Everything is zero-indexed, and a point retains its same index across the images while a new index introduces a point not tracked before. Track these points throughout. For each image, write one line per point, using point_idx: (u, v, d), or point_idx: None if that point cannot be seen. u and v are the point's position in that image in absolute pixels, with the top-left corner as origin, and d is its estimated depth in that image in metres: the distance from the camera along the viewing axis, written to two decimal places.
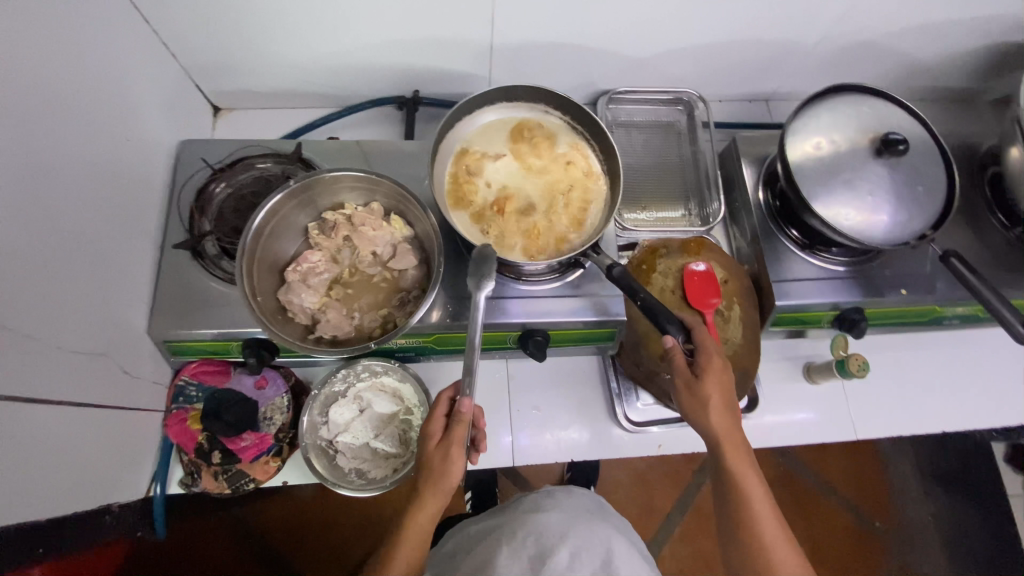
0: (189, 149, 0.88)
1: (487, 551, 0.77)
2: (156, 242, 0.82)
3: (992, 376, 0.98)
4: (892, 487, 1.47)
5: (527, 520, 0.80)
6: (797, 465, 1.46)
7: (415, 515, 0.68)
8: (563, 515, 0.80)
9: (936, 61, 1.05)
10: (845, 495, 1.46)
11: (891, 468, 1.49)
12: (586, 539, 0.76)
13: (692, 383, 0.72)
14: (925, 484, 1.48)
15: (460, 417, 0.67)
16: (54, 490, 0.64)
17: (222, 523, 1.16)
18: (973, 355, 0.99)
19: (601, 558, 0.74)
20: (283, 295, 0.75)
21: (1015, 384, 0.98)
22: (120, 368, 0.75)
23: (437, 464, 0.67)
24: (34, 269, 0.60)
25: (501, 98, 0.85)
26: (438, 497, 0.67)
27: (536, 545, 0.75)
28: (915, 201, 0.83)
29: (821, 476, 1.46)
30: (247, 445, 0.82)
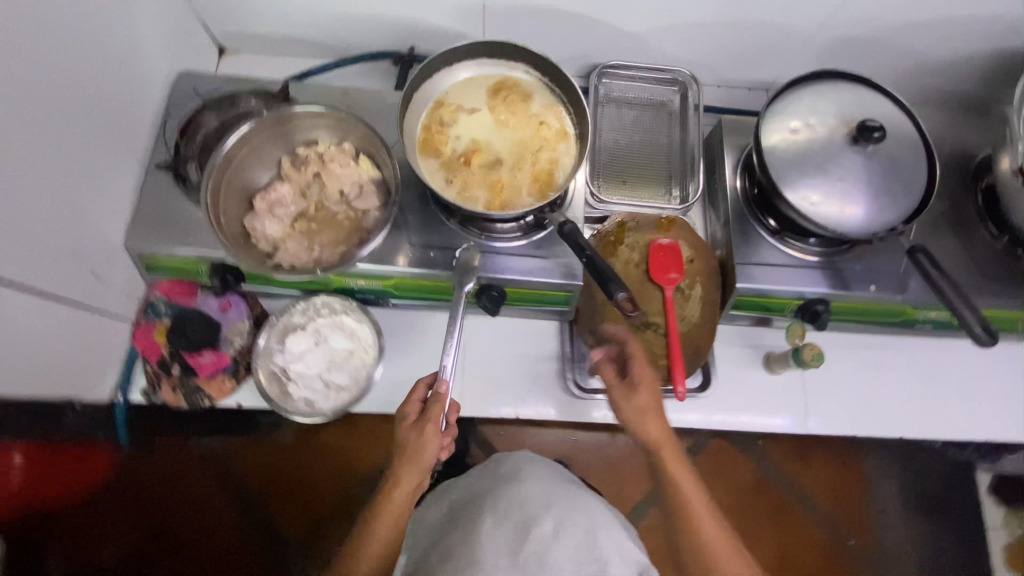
0: (183, 79, 0.92)
1: (476, 520, 0.78)
2: (141, 162, 0.86)
3: (956, 386, 0.96)
4: (871, 506, 1.38)
5: (511, 487, 0.82)
6: (773, 471, 1.38)
7: (391, 495, 0.74)
8: (545, 487, 0.82)
9: (945, 61, 1.01)
10: (820, 508, 1.37)
11: (876, 493, 1.38)
12: (568, 513, 0.78)
13: (631, 395, 0.79)
14: (908, 508, 1.38)
15: (439, 397, 0.76)
16: (9, 369, 0.69)
17: (195, 461, 1.27)
18: (940, 364, 0.97)
19: (581, 530, 0.76)
20: (248, 221, 0.79)
21: (978, 399, 0.96)
22: (92, 273, 0.79)
23: (413, 443, 0.74)
24: (20, 160, 0.65)
25: (481, 53, 0.86)
26: (411, 474, 0.74)
27: (522, 515, 0.76)
28: (888, 193, 0.81)
29: (796, 484, 1.37)
30: (206, 362, 0.87)
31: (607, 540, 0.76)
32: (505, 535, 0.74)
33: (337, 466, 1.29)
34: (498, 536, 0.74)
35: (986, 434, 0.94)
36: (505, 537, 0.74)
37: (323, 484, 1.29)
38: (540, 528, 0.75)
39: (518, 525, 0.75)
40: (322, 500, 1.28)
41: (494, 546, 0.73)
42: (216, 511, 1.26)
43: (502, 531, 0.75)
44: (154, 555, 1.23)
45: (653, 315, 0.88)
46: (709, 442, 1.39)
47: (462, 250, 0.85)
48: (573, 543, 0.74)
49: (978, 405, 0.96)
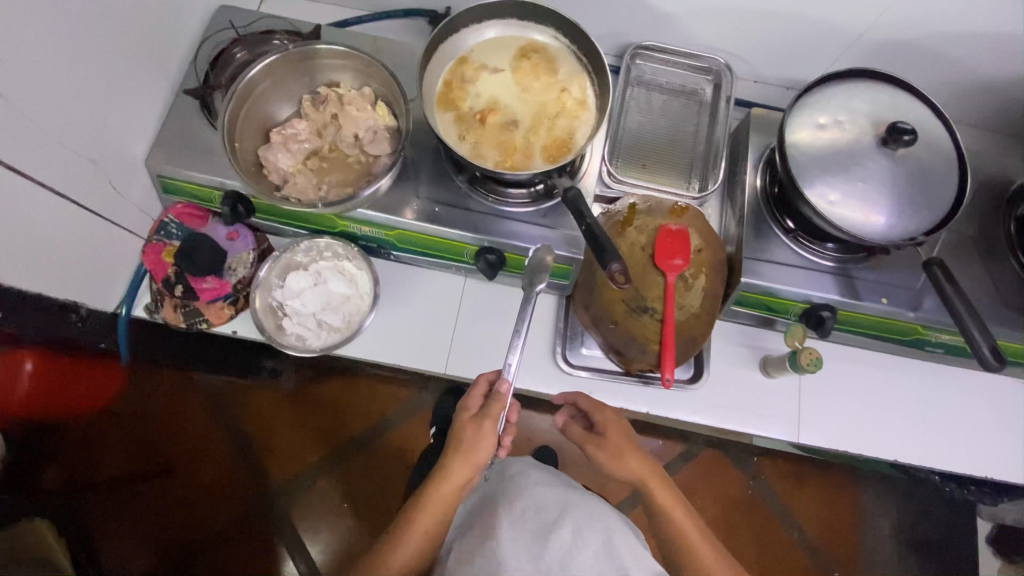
0: (221, 12, 0.95)
1: (491, 523, 0.76)
2: (171, 86, 0.89)
3: (961, 417, 0.92)
4: (862, 541, 1.34)
5: (523, 495, 0.81)
6: (765, 491, 1.34)
7: (440, 484, 0.75)
8: (557, 494, 0.81)
9: (995, 80, 0.96)
10: (808, 536, 1.33)
11: (867, 526, 1.34)
12: (584, 520, 0.75)
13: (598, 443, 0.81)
14: (899, 547, 1.34)
15: (500, 396, 0.79)
16: (20, 262, 0.72)
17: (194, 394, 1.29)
18: (948, 392, 0.94)
19: (599, 536, 0.73)
20: (262, 151, 0.81)
21: (981, 433, 0.92)
22: (111, 184, 0.82)
23: (470, 435, 0.77)
24: (55, 62, 0.67)
25: (512, 15, 0.86)
26: (463, 464, 0.75)
27: (538, 521, 0.74)
28: (912, 201, 0.78)
29: (787, 508, 1.34)
30: (208, 288, 0.89)
31: (627, 548, 0.72)
32: (525, 539, 0.71)
33: (328, 428, 1.34)
34: (516, 537, 0.71)
35: (984, 470, 0.90)
36: (523, 540, 0.71)
37: (310, 444, 1.33)
38: (557, 534, 0.71)
39: (539, 527, 0.72)
40: (307, 455, 1.33)
41: (513, 547, 0.70)
42: (209, 443, 1.30)
43: (517, 532, 0.72)
44: (148, 475, 1.27)
45: (650, 298, 0.87)
46: (701, 449, 1.36)
47: (541, 246, 0.82)
48: (592, 547, 0.70)
49: (981, 438, 0.92)
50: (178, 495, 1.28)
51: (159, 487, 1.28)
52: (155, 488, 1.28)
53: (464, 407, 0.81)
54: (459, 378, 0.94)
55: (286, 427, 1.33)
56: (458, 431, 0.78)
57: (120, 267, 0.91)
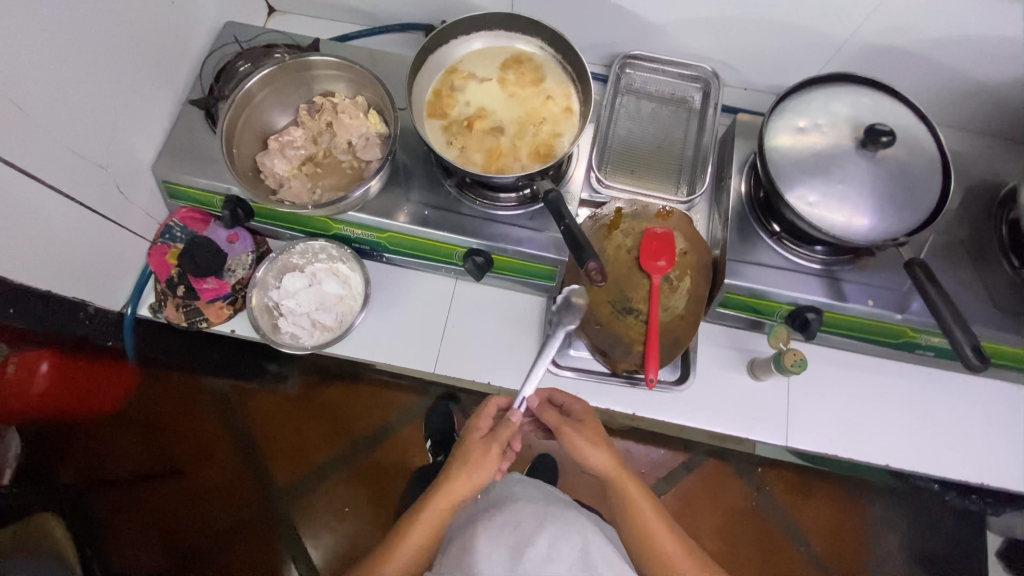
0: (227, 28, 1.00)
1: (471, 535, 0.76)
2: (178, 98, 0.94)
3: (948, 421, 0.93)
4: (872, 557, 1.28)
5: (505, 509, 0.81)
6: (770, 504, 1.31)
7: (438, 498, 0.74)
8: (537, 507, 0.81)
9: (984, 82, 0.96)
10: (814, 551, 1.29)
11: (879, 543, 1.29)
12: (562, 532, 0.74)
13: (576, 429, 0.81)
14: (912, 566, 1.27)
15: (508, 423, 0.78)
16: (28, 260, 0.76)
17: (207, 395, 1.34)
18: (934, 397, 0.94)
19: (576, 547, 0.71)
20: (260, 157, 0.85)
21: (972, 436, 0.92)
22: (118, 189, 0.87)
23: (476, 453, 0.77)
24: (64, 73, 0.72)
25: (499, 26, 0.90)
26: (469, 475, 0.75)
27: (515, 533, 0.73)
28: (892, 202, 0.79)
29: (792, 521, 1.30)
30: (208, 288, 0.93)
31: (604, 558, 0.70)
32: (501, 553, 0.70)
33: (331, 433, 1.36)
34: (491, 551, 0.70)
35: (976, 476, 0.90)
36: (498, 554, 0.70)
37: (310, 447, 1.35)
38: (533, 546, 0.70)
39: (514, 543, 0.71)
40: (307, 458, 1.35)
41: (488, 559, 0.69)
42: (215, 444, 1.33)
43: (494, 545, 0.72)
44: (156, 475, 1.30)
45: (636, 300, 0.88)
46: (703, 459, 1.34)
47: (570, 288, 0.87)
48: (567, 561, 0.69)
49: (968, 442, 0.92)
50: (182, 495, 1.31)
51: (165, 486, 1.31)
52: (162, 487, 1.30)
53: (474, 424, 0.82)
54: (449, 378, 0.96)
55: (290, 430, 1.35)
56: (466, 446, 0.79)
57: (128, 268, 0.96)
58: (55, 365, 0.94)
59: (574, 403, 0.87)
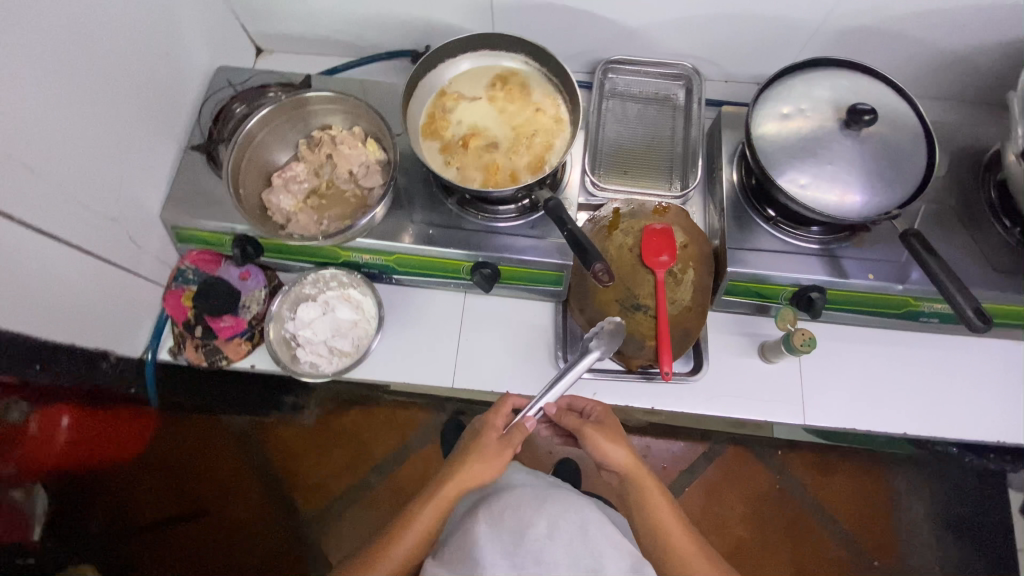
0: (220, 73, 1.03)
1: (470, 525, 0.75)
2: (179, 145, 0.97)
3: (958, 385, 0.95)
4: (900, 528, 1.29)
5: (506, 497, 0.78)
6: (794, 485, 1.32)
7: (449, 483, 0.78)
8: (537, 491, 0.82)
9: (955, 52, 0.99)
10: (842, 526, 1.30)
11: (904, 512, 1.30)
12: (560, 512, 0.76)
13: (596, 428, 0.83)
14: (938, 530, 1.29)
15: (523, 428, 0.84)
16: (50, 315, 0.79)
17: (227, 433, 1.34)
18: (942, 363, 0.96)
19: (576, 527, 0.73)
20: (265, 195, 0.87)
21: (986, 396, 0.94)
22: (129, 238, 0.90)
23: (490, 448, 0.81)
24: (70, 133, 0.75)
25: (483, 46, 0.93)
26: (482, 464, 0.79)
27: (515, 518, 0.74)
28: (881, 177, 0.81)
29: (818, 500, 1.31)
30: (225, 326, 0.95)
31: (603, 535, 0.73)
32: (502, 536, 0.71)
33: (354, 456, 1.37)
34: (492, 538, 0.71)
35: (994, 435, 0.92)
36: (500, 542, 0.70)
37: (334, 473, 1.37)
38: (534, 529, 0.71)
39: (512, 527, 0.72)
40: (334, 483, 1.37)
41: (489, 547, 0.69)
42: (240, 479, 1.34)
43: (494, 531, 0.72)
44: (185, 515, 1.32)
45: (643, 296, 0.90)
46: (723, 446, 1.36)
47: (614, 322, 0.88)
48: (567, 538, 0.71)
49: (980, 404, 0.94)
50: (212, 533, 1.33)
51: (197, 526, 1.33)
52: (193, 527, 1.32)
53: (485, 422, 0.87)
54: (467, 390, 0.98)
55: (312, 457, 1.37)
56: (479, 439, 0.83)
57: (145, 314, 0.98)
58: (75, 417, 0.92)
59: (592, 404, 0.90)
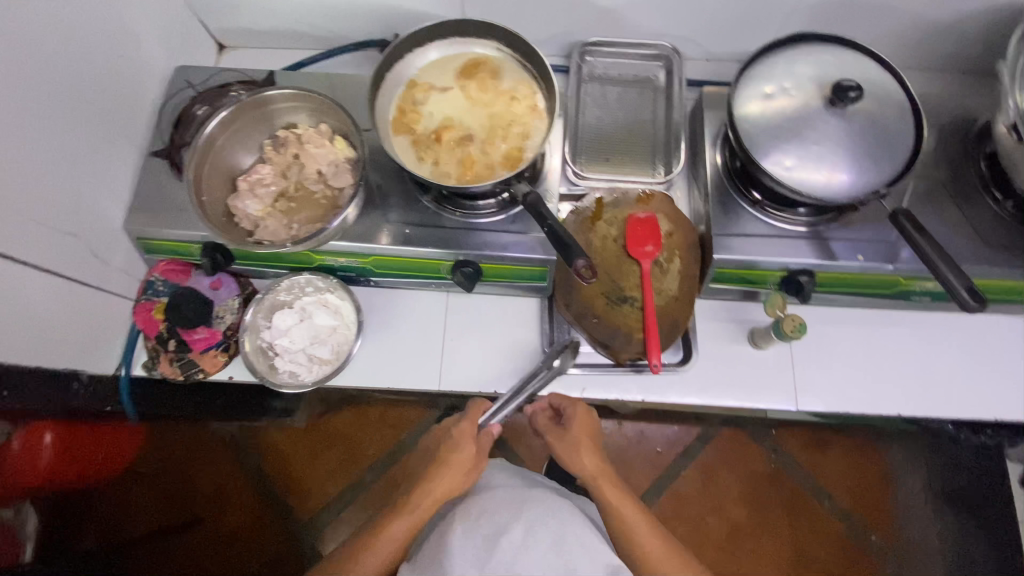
0: (179, 72, 0.98)
1: (446, 530, 0.75)
2: (140, 151, 0.92)
3: (950, 362, 0.94)
4: (897, 502, 1.30)
5: (479, 498, 0.80)
6: (790, 465, 1.31)
7: (426, 491, 0.80)
8: (515, 493, 0.80)
9: (943, 21, 0.96)
10: (839, 504, 1.30)
11: (899, 487, 1.30)
12: (539, 516, 0.75)
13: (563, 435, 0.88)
14: (933, 503, 1.29)
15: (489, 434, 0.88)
16: (16, 340, 0.75)
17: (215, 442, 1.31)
18: (933, 341, 0.95)
19: (552, 533, 0.73)
20: (231, 200, 0.84)
21: (979, 373, 0.93)
22: (92, 253, 0.86)
23: (465, 452, 0.83)
24: (20, 147, 0.71)
25: (453, 33, 0.88)
26: (456, 474, 0.82)
27: (491, 524, 0.73)
28: (869, 156, 0.78)
29: (814, 478, 1.31)
30: (200, 337, 0.91)
31: (579, 540, 0.73)
32: (477, 542, 0.71)
33: (345, 460, 1.35)
34: (466, 546, 0.70)
35: (987, 412, 0.91)
36: (474, 549, 0.70)
37: (326, 477, 1.34)
38: (509, 536, 0.71)
39: (488, 533, 0.71)
40: (326, 488, 1.34)
41: (461, 555, 0.69)
42: (234, 487, 1.33)
43: (470, 537, 0.72)
44: (178, 526, 1.30)
45: (628, 287, 0.88)
46: (718, 430, 1.35)
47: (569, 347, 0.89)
48: (543, 545, 0.71)
49: (972, 381, 0.93)
50: (205, 543, 1.31)
51: (191, 537, 1.31)
52: (185, 538, 1.31)
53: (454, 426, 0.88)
54: (454, 391, 0.96)
55: (305, 461, 1.35)
56: (453, 445, 0.84)
57: (115, 329, 0.95)
58: (58, 436, 0.90)
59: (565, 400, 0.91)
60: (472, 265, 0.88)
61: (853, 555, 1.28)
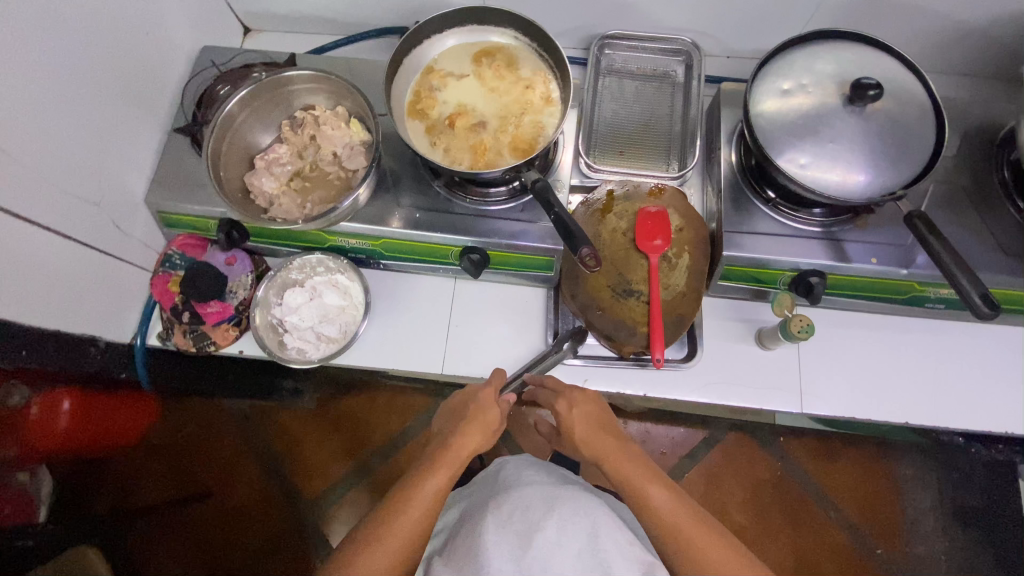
0: (204, 53, 1.01)
1: (478, 525, 0.75)
2: (163, 128, 0.95)
3: (964, 372, 0.92)
4: (905, 516, 1.26)
5: (511, 495, 0.79)
6: (796, 472, 1.29)
7: (456, 444, 0.77)
8: (546, 491, 0.78)
9: (971, 25, 0.94)
10: (846, 515, 1.27)
11: (909, 502, 1.27)
12: (570, 514, 0.73)
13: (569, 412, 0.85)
14: (943, 520, 1.26)
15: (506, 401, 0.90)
16: (37, 303, 0.78)
17: (224, 418, 1.34)
18: (947, 350, 0.93)
19: (585, 532, 0.71)
20: (247, 177, 0.86)
21: (992, 385, 0.91)
22: (114, 223, 0.88)
23: (486, 410, 0.83)
24: (47, 116, 0.73)
25: (471, 20, 0.89)
26: (481, 433, 0.81)
27: (524, 520, 0.72)
28: (886, 156, 0.77)
29: (821, 488, 1.29)
30: (213, 311, 0.94)
31: (614, 540, 0.70)
32: (510, 540, 0.70)
33: (350, 442, 1.37)
34: (500, 539, 0.70)
35: (1000, 425, 0.89)
36: (508, 543, 0.69)
37: (330, 457, 1.36)
38: (542, 533, 0.70)
39: (520, 530, 0.71)
40: (331, 468, 1.36)
41: (497, 549, 0.69)
42: (241, 463, 1.35)
43: (503, 534, 0.71)
44: (184, 498, 1.32)
45: (636, 281, 0.87)
46: (725, 433, 1.33)
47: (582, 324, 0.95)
48: (575, 546, 0.69)
49: (987, 393, 0.91)
50: (212, 517, 1.33)
51: (197, 510, 1.33)
52: (191, 511, 1.33)
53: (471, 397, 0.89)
54: (458, 377, 0.97)
55: (311, 442, 1.37)
56: (475, 408, 0.84)
57: (133, 299, 0.97)
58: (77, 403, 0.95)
59: (551, 397, 0.89)
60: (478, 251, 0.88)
61: (857, 568, 1.25)
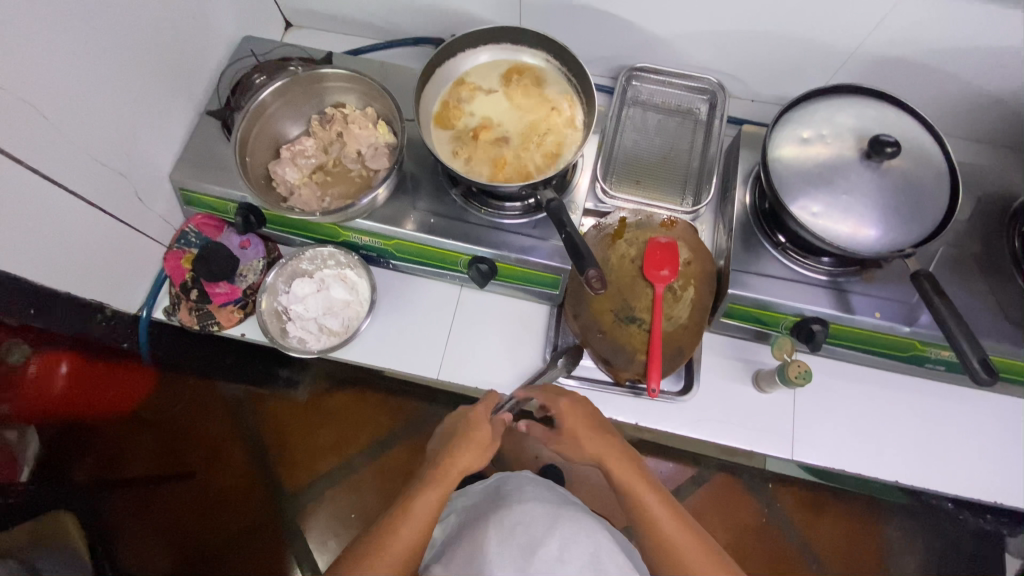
0: (244, 43, 1.04)
1: (479, 535, 0.75)
2: (196, 109, 0.97)
3: (958, 436, 0.91)
4: None
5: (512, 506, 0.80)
6: (782, 521, 1.28)
7: (448, 465, 0.77)
8: (547, 509, 0.78)
9: (993, 94, 0.96)
10: (827, 570, 1.25)
11: (893, 564, 1.24)
12: (573, 533, 0.73)
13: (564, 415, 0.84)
14: None
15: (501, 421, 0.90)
16: (49, 262, 0.79)
17: (220, 404, 1.34)
18: (943, 413, 0.93)
19: (587, 552, 0.71)
20: (271, 165, 0.88)
21: (985, 453, 0.90)
22: (135, 195, 0.90)
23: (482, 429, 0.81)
24: (86, 84, 0.76)
25: (506, 39, 0.92)
26: (475, 454, 0.79)
27: (526, 534, 0.72)
28: (898, 214, 0.78)
29: (805, 540, 1.27)
30: (221, 292, 0.96)
31: (614, 561, 0.70)
32: (512, 552, 0.70)
33: (340, 440, 1.37)
34: (503, 551, 0.70)
35: (991, 494, 0.88)
36: (511, 557, 0.69)
37: (318, 451, 1.36)
38: (544, 548, 0.70)
39: (524, 543, 0.70)
40: (316, 461, 1.36)
41: (499, 558, 0.69)
42: (228, 447, 1.34)
43: (502, 547, 0.70)
44: (167, 477, 1.32)
45: (640, 308, 0.89)
46: (713, 473, 1.32)
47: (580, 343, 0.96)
48: (578, 564, 0.68)
49: (979, 459, 0.90)
50: (194, 497, 1.33)
51: (181, 488, 1.33)
52: (174, 489, 1.32)
53: (467, 412, 0.89)
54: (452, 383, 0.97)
55: (300, 434, 1.37)
56: (470, 424, 0.83)
57: (143, 270, 0.99)
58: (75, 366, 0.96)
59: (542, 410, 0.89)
60: (486, 262, 0.89)
61: None
